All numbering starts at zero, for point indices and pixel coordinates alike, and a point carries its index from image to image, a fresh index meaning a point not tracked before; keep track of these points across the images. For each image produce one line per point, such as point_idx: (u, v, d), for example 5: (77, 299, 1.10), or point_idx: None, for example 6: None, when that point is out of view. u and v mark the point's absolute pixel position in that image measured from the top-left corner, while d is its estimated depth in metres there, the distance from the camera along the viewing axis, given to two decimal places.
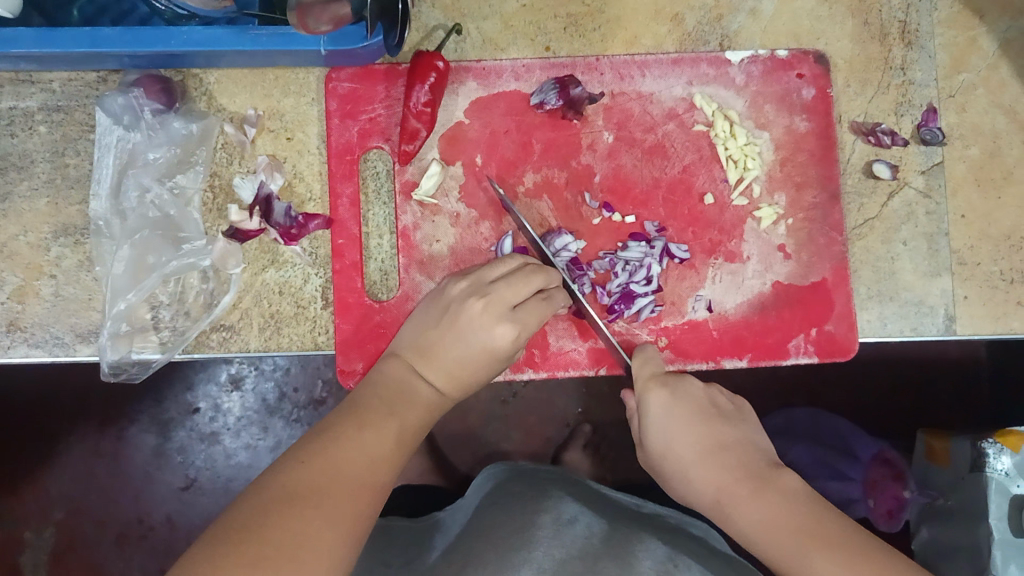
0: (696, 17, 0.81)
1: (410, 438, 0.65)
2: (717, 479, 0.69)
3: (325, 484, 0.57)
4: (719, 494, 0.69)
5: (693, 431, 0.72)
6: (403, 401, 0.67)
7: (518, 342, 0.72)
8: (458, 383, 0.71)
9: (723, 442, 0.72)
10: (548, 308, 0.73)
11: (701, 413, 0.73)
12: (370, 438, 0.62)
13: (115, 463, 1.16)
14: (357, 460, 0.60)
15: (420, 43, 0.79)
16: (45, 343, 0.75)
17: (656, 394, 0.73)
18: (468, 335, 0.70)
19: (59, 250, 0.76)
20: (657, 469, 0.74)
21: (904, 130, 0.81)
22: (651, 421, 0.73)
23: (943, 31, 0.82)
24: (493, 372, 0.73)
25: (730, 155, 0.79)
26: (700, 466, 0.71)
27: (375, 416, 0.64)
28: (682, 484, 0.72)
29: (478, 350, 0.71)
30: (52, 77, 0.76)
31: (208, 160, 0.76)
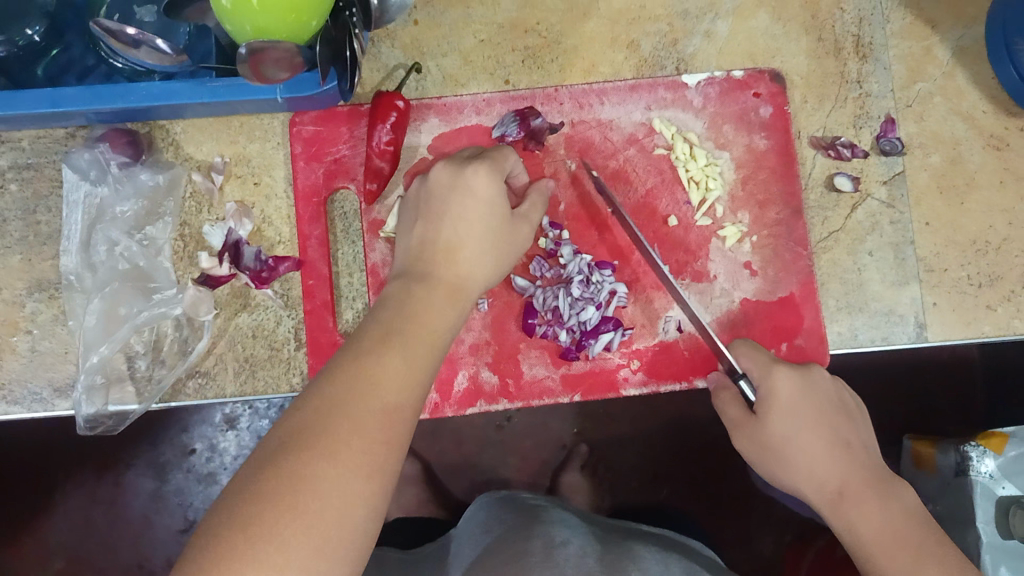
0: (651, 43, 0.82)
1: (426, 351, 0.58)
2: (842, 474, 0.70)
3: (332, 428, 0.50)
4: (841, 488, 0.70)
5: (816, 420, 0.72)
6: (406, 316, 0.59)
7: (497, 184, 0.68)
8: (465, 263, 0.65)
9: (843, 439, 0.72)
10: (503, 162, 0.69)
11: (829, 406, 0.73)
12: (377, 368, 0.54)
13: (112, 509, 1.16)
14: (364, 395, 0.53)
15: (381, 83, 0.80)
16: (24, 399, 0.76)
17: (785, 378, 0.72)
18: (449, 194, 0.67)
19: (34, 305, 0.77)
20: (757, 451, 0.73)
21: (863, 142, 0.82)
22: (778, 403, 0.72)
23: (897, 43, 0.83)
24: (500, 240, 0.68)
25: (692, 176, 0.80)
26: (825, 460, 0.71)
27: (377, 340, 0.57)
28: (792, 473, 0.72)
29: (460, 198, 0.67)
30: (20, 135, 0.78)
31: (177, 210, 0.78)
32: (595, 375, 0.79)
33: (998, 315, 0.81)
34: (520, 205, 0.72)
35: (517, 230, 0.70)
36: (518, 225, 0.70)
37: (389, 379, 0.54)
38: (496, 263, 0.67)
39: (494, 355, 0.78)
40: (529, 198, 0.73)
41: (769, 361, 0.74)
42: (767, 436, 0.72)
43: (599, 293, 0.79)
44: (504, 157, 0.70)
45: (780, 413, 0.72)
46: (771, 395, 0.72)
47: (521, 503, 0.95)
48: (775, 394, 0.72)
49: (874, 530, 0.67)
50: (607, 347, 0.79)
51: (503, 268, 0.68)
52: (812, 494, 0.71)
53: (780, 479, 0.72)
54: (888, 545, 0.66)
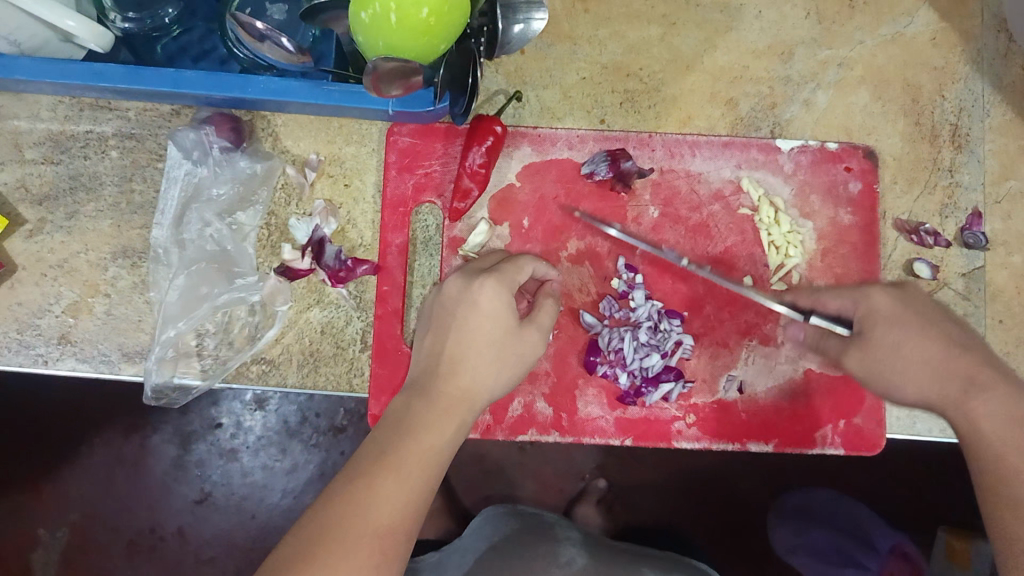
0: (750, 103, 0.83)
1: (418, 464, 0.59)
2: (967, 365, 0.63)
3: (322, 562, 0.52)
4: (968, 381, 0.62)
5: (925, 323, 0.66)
6: (402, 435, 0.60)
7: (503, 301, 0.68)
8: (469, 377, 0.65)
9: (956, 334, 0.65)
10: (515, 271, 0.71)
11: (951, 341, 0.65)
12: (366, 497, 0.56)
13: (137, 471, 1.17)
14: (351, 523, 0.54)
15: (480, 106, 0.82)
16: (92, 359, 0.78)
17: (882, 297, 0.68)
18: (456, 312, 0.68)
19: (116, 270, 0.79)
20: (864, 368, 0.67)
21: (947, 232, 0.82)
22: (878, 334, 0.67)
23: (994, 138, 0.83)
24: (509, 348, 0.68)
25: (773, 241, 0.81)
26: (942, 352, 0.64)
27: (371, 462, 0.58)
28: (904, 360, 0.65)
29: (472, 314, 0.67)
30: (128, 106, 0.81)
31: (268, 200, 0.80)
32: (649, 422, 0.79)
33: None
34: (536, 314, 0.71)
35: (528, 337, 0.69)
36: (530, 334, 0.70)
37: (380, 501, 0.56)
38: (501, 375, 0.67)
39: (552, 386, 0.79)
40: (545, 305, 0.72)
41: (863, 290, 0.69)
42: (876, 347, 0.67)
43: (665, 343, 0.79)
44: (509, 268, 0.71)
45: (882, 324, 0.67)
46: (868, 308, 0.68)
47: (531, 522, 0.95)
48: (872, 310, 0.68)
49: (998, 426, 0.60)
50: (666, 397, 0.79)
51: (509, 380, 0.68)
52: (930, 392, 0.64)
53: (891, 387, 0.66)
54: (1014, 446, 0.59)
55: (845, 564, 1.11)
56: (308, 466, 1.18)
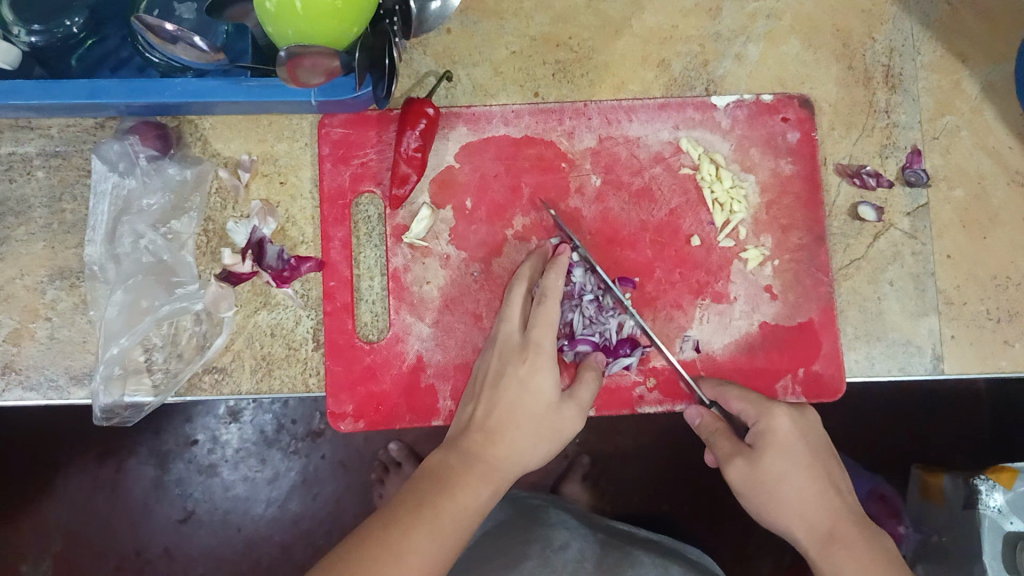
0: (682, 63, 0.82)
1: (454, 524, 0.59)
2: (831, 519, 0.66)
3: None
4: (832, 530, 0.66)
5: (810, 461, 0.68)
6: (441, 493, 0.61)
7: (547, 374, 0.68)
8: (506, 448, 0.66)
9: (838, 485, 0.69)
10: (548, 311, 0.70)
11: (817, 449, 0.69)
12: (409, 548, 0.56)
13: (112, 496, 1.14)
14: (390, 570, 0.55)
15: (411, 89, 0.80)
16: (39, 385, 0.76)
17: (782, 415, 0.69)
18: (499, 382, 0.69)
19: (55, 292, 0.77)
20: (750, 484, 0.68)
21: (888, 172, 0.82)
22: (774, 439, 0.68)
23: (926, 75, 0.83)
24: (549, 421, 0.68)
25: (717, 198, 0.80)
26: (813, 498, 0.67)
27: (408, 514, 0.59)
28: (778, 509, 0.67)
29: (513, 388, 0.68)
30: (50, 123, 0.78)
31: (203, 206, 0.78)
32: (610, 391, 0.79)
33: (1014, 351, 0.81)
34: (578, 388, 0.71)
35: (568, 413, 0.69)
36: (568, 408, 0.69)
37: (413, 552, 0.56)
38: (537, 453, 0.67)
39: None
40: (587, 379, 0.72)
41: (767, 404, 0.71)
42: (765, 471, 0.67)
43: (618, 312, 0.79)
44: (547, 311, 0.70)
45: (778, 449, 0.68)
46: (766, 428, 0.69)
47: (520, 505, 0.95)
48: (773, 430, 0.69)
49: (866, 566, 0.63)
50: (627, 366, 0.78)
51: (548, 453, 0.68)
52: (800, 534, 0.66)
53: (771, 521, 0.68)
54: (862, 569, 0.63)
55: None
56: (289, 474, 1.16)
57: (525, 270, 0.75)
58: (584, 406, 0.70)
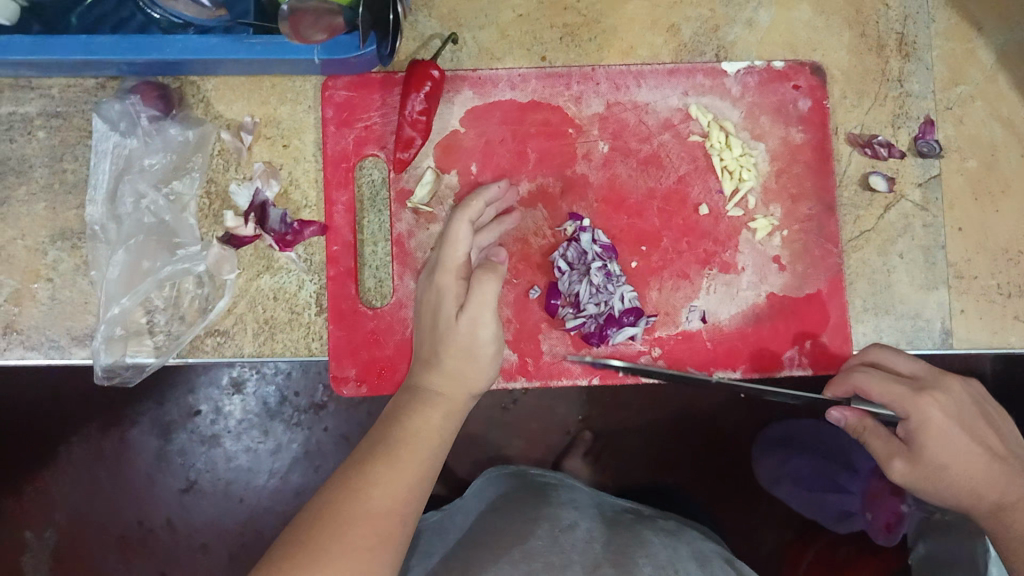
0: (692, 28, 0.81)
1: (410, 450, 0.62)
2: (1004, 488, 0.69)
3: (337, 535, 0.55)
4: (1000, 501, 0.68)
5: (965, 441, 0.69)
6: (393, 427, 0.64)
7: (448, 287, 0.70)
8: (435, 371, 0.68)
9: (992, 446, 0.70)
10: (456, 228, 0.71)
11: (962, 414, 0.70)
12: (371, 479, 0.59)
13: (116, 465, 1.14)
14: (356, 502, 0.57)
15: (416, 52, 0.79)
16: (41, 345, 0.75)
17: (934, 408, 0.69)
18: (426, 308, 0.71)
19: (56, 254, 0.76)
20: (922, 478, 0.70)
21: (900, 143, 0.81)
22: (922, 429, 0.69)
23: (941, 43, 0.82)
24: (466, 335, 0.68)
25: (726, 165, 0.79)
26: (978, 470, 0.69)
27: (368, 453, 0.61)
28: (954, 490, 0.70)
29: (430, 312, 0.70)
30: (51, 83, 0.77)
31: (205, 167, 0.77)
32: (614, 359, 0.79)
33: None
34: (468, 301, 0.68)
35: (482, 333, 0.68)
36: (468, 325, 0.67)
37: (376, 486, 0.58)
38: (465, 372, 0.67)
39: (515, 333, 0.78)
40: (477, 286, 0.68)
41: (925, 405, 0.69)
42: (930, 464, 0.69)
43: (623, 282, 0.78)
44: (456, 232, 0.71)
45: (942, 444, 0.68)
46: (924, 421, 0.68)
47: (527, 482, 0.94)
48: (928, 424, 0.68)
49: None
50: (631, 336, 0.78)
51: (485, 371, 0.68)
52: (966, 502, 0.70)
53: (942, 496, 0.71)
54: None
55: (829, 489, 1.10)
56: (291, 446, 1.14)
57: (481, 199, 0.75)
58: (483, 317, 0.67)
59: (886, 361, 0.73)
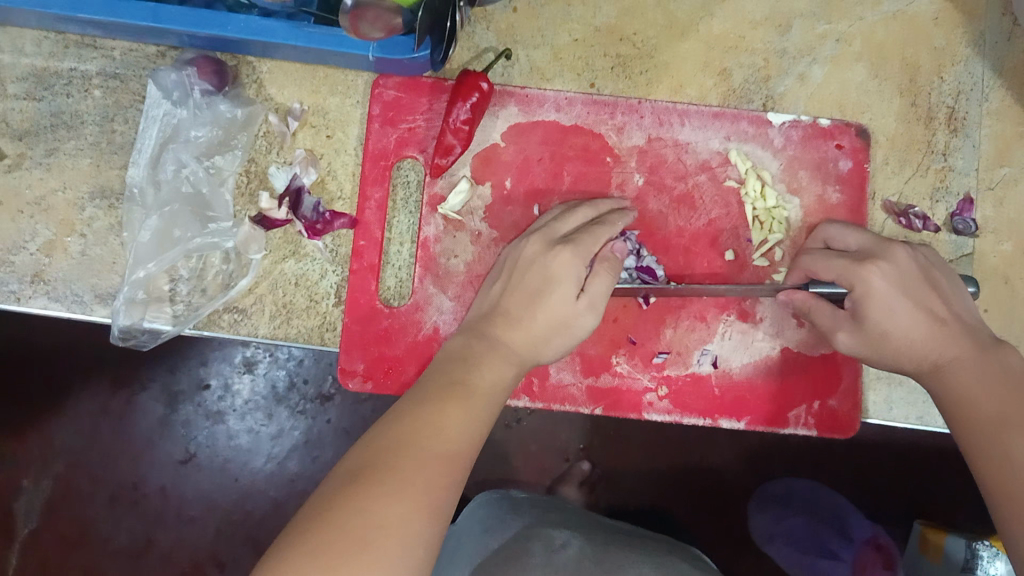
0: (744, 75, 0.82)
1: (482, 398, 0.62)
2: (950, 351, 0.65)
3: (415, 467, 0.54)
4: (938, 362, 0.66)
5: (910, 301, 0.67)
6: (467, 371, 0.63)
7: (572, 263, 0.69)
8: (521, 333, 0.68)
9: (937, 311, 0.67)
10: (604, 229, 0.73)
11: (910, 283, 0.68)
12: (445, 419, 0.58)
13: (119, 424, 1.14)
14: (431, 438, 0.56)
15: (469, 62, 0.80)
16: (64, 298, 0.77)
17: (877, 274, 0.67)
18: (530, 271, 0.70)
19: (93, 210, 0.78)
20: (867, 347, 0.69)
21: (936, 216, 0.81)
22: (869, 295, 0.67)
23: (991, 123, 0.82)
24: (567, 314, 0.69)
25: (757, 216, 0.79)
26: (921, 333, 0.66)
27: (440, 392, 0.61)
28: (893, 353, 0.68)
29: (541, 278, 0.69)
30: (113, 45, 0.80)
31: (248, 146, 0.79)
32: (621, 391, 0.78)
33: None
34: (591, 286, 0.69)
35: (584, 321, 0.70)
36: (581, 308, 0.69)
37: (450, 423, 0.58)
38: (549, 343, 0.68)
39: None
40: (603, 277, 0.70)
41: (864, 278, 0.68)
42: (871, 328, 0.68)
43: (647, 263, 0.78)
44: (601, 232, 0.72)
45: (880, 305, 0.67)
46: (866, 292, 0.68)
47: (518, 501, 0.95)
48: (871, 293, 0.67)
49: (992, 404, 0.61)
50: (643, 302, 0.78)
51: (563, 348, 0.70)
52: (909, 366, 0.67)
53: (887, 363, 0.68)
54: (993, 415, 0.60)
55: (818, 554, 1.11)
56: (292, 433, 1.15)
57: (601, 207, 0.76)
58: (597, 308, 0.70)
59: (836, 239, 0.75)
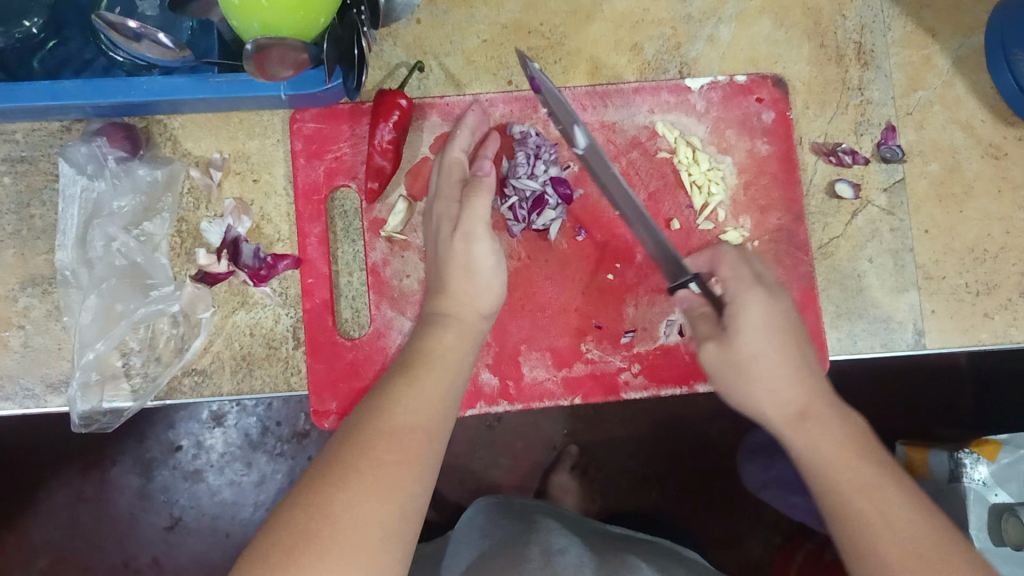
0: (655, 47, 0.82)
1: (429, 368, 0.61)
2: (806, 397, 0.63)
3: (363, 450, 0.52)
4: (804, 408, 0.63)
5: (788, 342, 0.66)
6: (414, 351, 0.63)
7: (444, 204, 0.72)
8: (447, 295, 0.68)
9: (813, 367, 0.66)
10: (454, 157, 0.74)
11: (798, 336, 0.67)
12: (393, 396, 0.57)
13: (97, 508, 1.10)
14: (380, 418, 0.55)
15: (383, 81, 0.80)
16: (14, 395, 0.74)
17: (756, 305, 0.66)
18: (433, 241, 0.72)
19: (27, 300, 0.75)
20: (729, 365, 0.66)
21: (863, 149, 0.83)
22: (740, 317, 0.66)
23: (898, 51, 0.84)
24: (466, 257, 0.69)
25: (694, 180, 0.80)
26: (773, 394, 0.64)
27: (390, 376, 0.60)
28: (755, 394, 0.65)
29: (434, 239, 0.72)
30: (14, 128, 0.77)
31: (175, 206, 0.77)
32: (595, 377, 0.79)
33: (994, 324, 0.81)
34: (462, 219, 0.69)
35: (478, 248, 0.69)
36: (464, 243, 0.69)
37: (402, 402, 0.57)
38: (472, 290, 0.68)
39: (495, 356, 0.78)
40: (469, 203, 0.69)
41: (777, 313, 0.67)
42: (733, 351, 0.65)
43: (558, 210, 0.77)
44: (450, 163, 0.74)
45: (746, 331, 0.65)
46: (738, 312, 0.66)
47: (516, 509, 0.95)
48: (745, 320, 0.66)
49: (830, 451, 0.60)
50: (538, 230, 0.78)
51: (495, 288, 0.69)
52: (772, 415, 0.64)
53: (742, 398, 0.66)
54: (845, 466, 0.59)
55: None
56: (276, 477, 1.12)
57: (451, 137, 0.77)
58: (475, 227, 0.69)
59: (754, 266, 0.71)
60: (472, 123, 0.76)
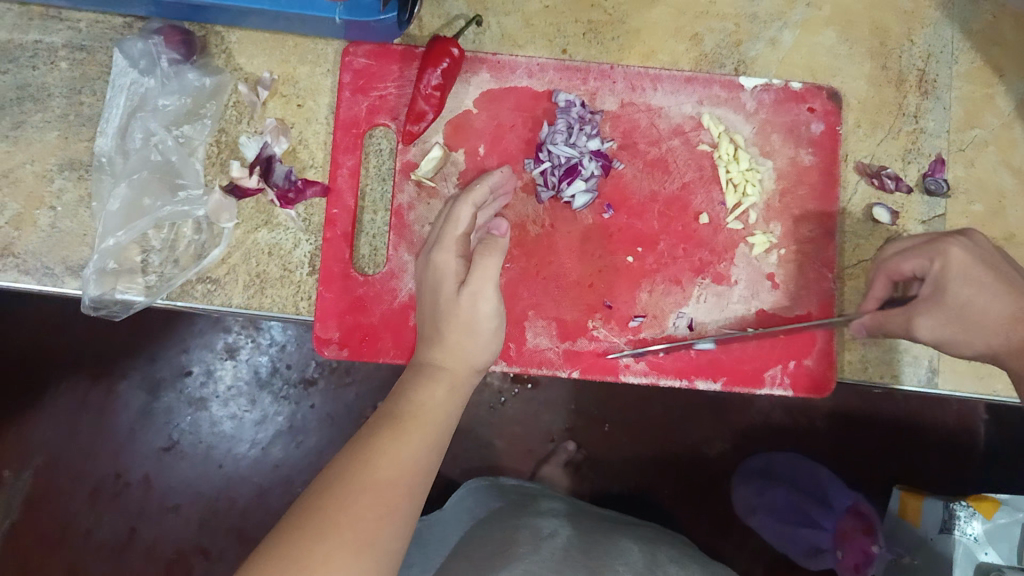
0: (715, 39, 0.82)
1: (417, 421, 0.59)
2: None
3: (339, 509, 0.51)
4: None
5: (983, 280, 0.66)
6: (400, 401, 0.61)
7: (450, 254, 0.70)
8: (441, 348, 0.66)
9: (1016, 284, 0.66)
10: (467, 207, 0.72)
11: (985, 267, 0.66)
12: (378, 450, 0.56)
13: (99, 419, 1.10)
14: (362, 474, 0.54)
15: (440, 30, 0.80)
16: (34, 271, 0.76)
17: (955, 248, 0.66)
18: (430, 288, 0.70)
19: (62, 182, 0.77)
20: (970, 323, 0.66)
21: (908, 177, 0.81)
22: (947, 269, 0.66)
23: (961, 85, 0.82)
24: (471, 315, 0.67)
25: (731, 178, 0.79)
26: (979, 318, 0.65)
27: (376, 424, 0.59)
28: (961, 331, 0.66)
29: (432, 286, 0.70)
30: (79, 17, 0.79)
31: (217, 115, 0.78)
32: (597, 356, 0.78)
33: None
34: (471, 276, 0.68)
35: (484, 306, 0.67)
36: (470, 301, 0.67)
37: (386, 456, 0.55)
38: (470, 347, 0.67)
39: None
40: (480, 263, 0.68)
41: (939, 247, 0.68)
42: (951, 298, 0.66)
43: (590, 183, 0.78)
44: (461, 212, 0.71)
45: (954, 280, 0.66)
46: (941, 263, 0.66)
47: (509, 492, 0.95)
48: (945, 263, 0.66)
49: None
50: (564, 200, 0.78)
51: (491, 346, 0.68)
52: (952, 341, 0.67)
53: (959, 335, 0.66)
54: None
55: (800, 524, 1.10)
56: (276, 418, 1.11)
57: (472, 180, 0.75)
58: (485, 287, 0.68)
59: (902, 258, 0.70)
60: (491, 180, 0.74)
